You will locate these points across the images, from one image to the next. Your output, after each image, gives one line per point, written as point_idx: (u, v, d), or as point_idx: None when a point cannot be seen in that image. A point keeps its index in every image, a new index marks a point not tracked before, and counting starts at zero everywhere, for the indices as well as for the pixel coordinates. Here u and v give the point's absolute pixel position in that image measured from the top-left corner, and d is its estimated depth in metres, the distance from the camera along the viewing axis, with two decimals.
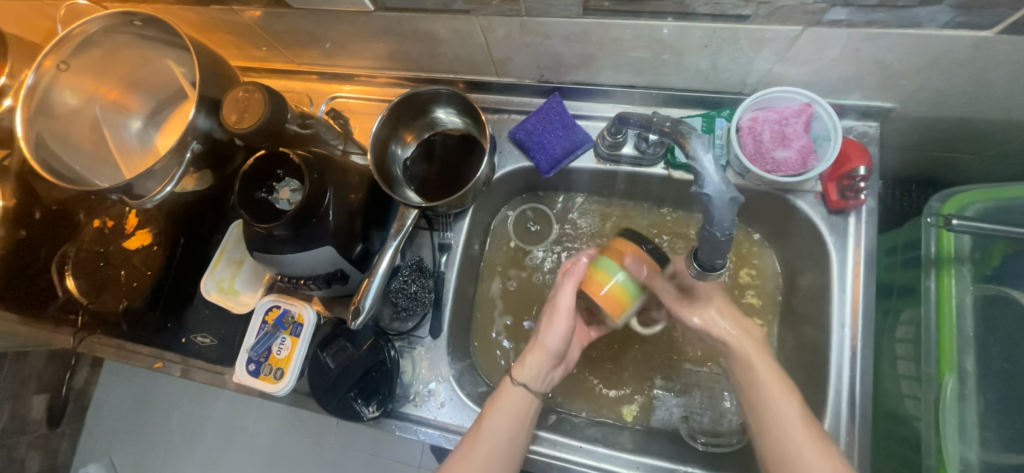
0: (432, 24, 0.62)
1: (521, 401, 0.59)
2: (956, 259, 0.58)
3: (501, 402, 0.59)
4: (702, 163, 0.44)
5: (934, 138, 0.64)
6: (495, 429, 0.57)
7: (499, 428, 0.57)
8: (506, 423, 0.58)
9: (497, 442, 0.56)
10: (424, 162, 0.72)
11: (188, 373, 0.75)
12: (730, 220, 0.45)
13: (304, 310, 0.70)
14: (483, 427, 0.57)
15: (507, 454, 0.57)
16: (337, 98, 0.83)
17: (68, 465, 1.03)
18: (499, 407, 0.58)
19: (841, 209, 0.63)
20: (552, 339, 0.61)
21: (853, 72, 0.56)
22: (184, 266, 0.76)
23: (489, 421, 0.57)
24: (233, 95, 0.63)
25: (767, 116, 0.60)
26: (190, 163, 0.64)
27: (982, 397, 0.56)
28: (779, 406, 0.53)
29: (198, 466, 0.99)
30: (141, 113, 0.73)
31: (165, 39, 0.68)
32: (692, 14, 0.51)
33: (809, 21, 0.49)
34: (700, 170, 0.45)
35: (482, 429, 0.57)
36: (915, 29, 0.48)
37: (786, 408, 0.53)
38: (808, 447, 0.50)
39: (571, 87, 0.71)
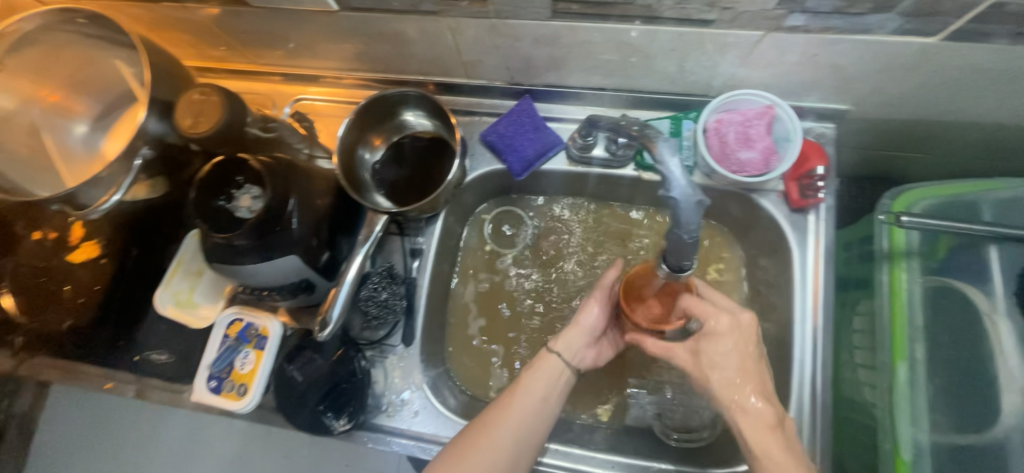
0: (399, 25, 0.61)
1: (559, 371, 0.61)
2: (907, 253, 0.61)
3: (539, 368, 0.61)
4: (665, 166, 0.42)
5: (885, 139, 0.68)
6: (529, 396, 0.59)
7: (535, 396, 0.59)
8: (541, 390, 0.60)
9: (533, 400, 0.59)
10: (393, 166, 0.70)
11: (143, 393, 0.70)
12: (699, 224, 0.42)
13: (269, 323, 0.67)
14: (518, 392, 0.59)
15: (539, 422, 0.58)
16: (301, 100, 0.80)
17: None
18: (536, 374, 0.60)
19: (802, 208, 0.65)
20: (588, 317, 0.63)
21: (811, 76, 0.58)
22: (135, 279, 0.72)
23: (528, 381, 0.60)
24: (187, 97, 0.59)
25: (731, 118, 0.62)
26: (141, 170, 0.60)
27: (931, 383, 0.59)
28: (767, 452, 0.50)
29: None
30: (87, 116, 0.68)
31: (109, 38, 0.63)
32: (659, 18, 0.52)
33: (769, 26, 0.51)
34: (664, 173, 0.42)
35: (518, 393, 0.59)
36: (867, 35, 0.50)
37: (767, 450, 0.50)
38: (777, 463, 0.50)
39: (541, 90, 0.71)
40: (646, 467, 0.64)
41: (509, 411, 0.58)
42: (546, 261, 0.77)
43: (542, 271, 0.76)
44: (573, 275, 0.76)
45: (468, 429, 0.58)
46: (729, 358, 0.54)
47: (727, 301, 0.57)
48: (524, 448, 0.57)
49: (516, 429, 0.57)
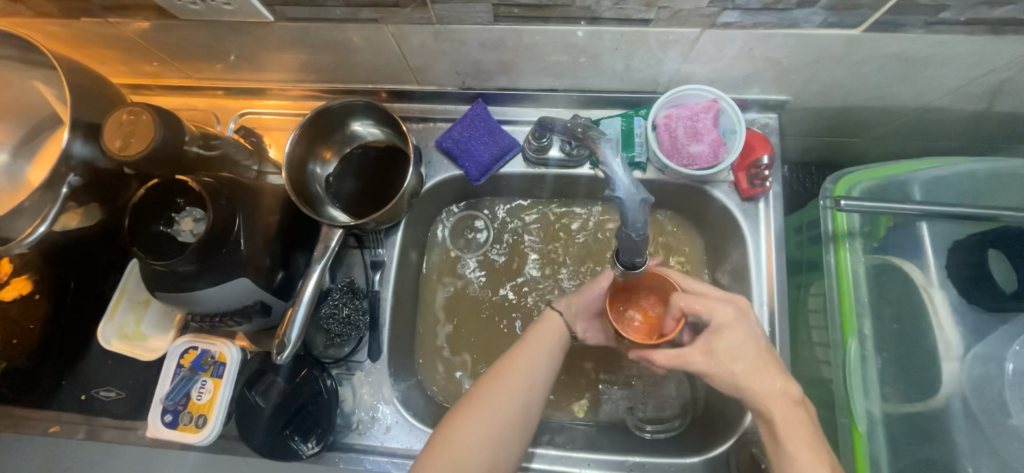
0: (341, 34, 0.59)
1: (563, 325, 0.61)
2: (848, 235, 0.64)
3: (544, 322, 0.61)
4: (612, 167, 0.42)
5: (824, 125, 0.71)
6: (536, 347, 0.59)
7: (541, 347, 0.59)
8: (547, 342, 0.59)
9: (539, 356, 0.58)
10: (347, 178, 0.68)
11: (94, 433, 0.67)
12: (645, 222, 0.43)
13: (225, 349, 0.64)
14: (525, 344, 0.59)
15: (547, 372, 0.58)
16: (246, 114, 0.77)
17: None
18: (540, 327, 0.60)
19: (752, 197, 0.67)
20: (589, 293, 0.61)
21: (749, 69, 0.60)
22: (76, 316, 0.67)
23: (532, 340, 0.59)
24: (114, 118, 0.56)
25: (679, 113, 0.64)
26: (69, 199, 0.56)
27: (879, 356, 0.62)
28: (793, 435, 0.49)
29: None
30: (8, 144, 0.63)
31: (24, 59, 0.60)
32: (600, 19, 0.53)
33: (705, 24, 0.52)
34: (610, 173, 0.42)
35: (524, 345, 0.59)
36: (796, 29, 0.52)
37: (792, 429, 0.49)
38: (795, 433, 0.49)
39: (494, 93, 0.70)
40: (622, 462, 0.64)
41: (517, 363, 0.57)
42: (510, 264, 0.76)
43: (508, 274, 0.76)
44: (538, 276, 0.76)
45: (478, 382, 0.57)
46: (744, 348, 0.52)
47: (717, 292, 0.56)
48: (534, 398, 0.56)
49: (526, 386, 0.56)
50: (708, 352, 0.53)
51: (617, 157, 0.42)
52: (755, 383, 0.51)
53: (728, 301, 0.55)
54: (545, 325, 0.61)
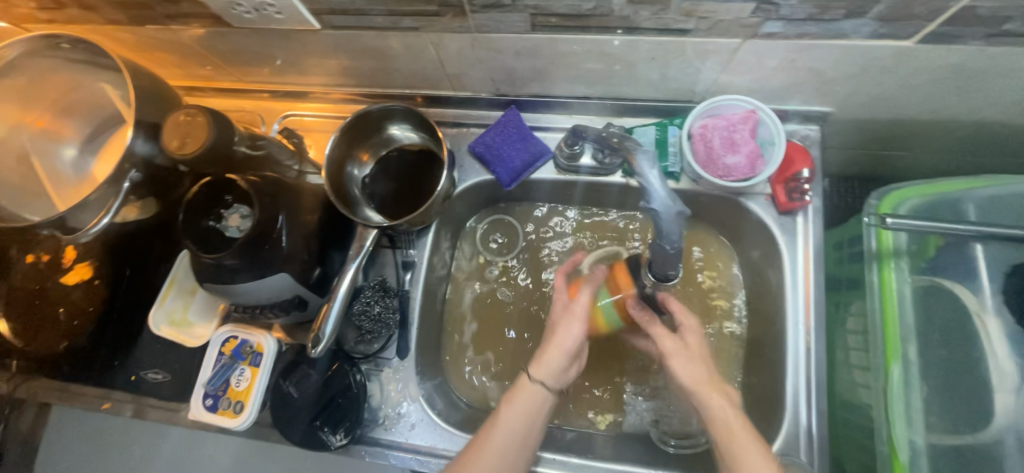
0: (382, 41, 0.61)
1: (539, 395, 0.56)
2: (894, 254, 0.61)
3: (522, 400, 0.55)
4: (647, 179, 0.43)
5: (869, 138, 0.68)
6: (508, 428, 0.54)
7: (512, 430, 0.54)
8: (520, 424, 0.54)
9: (513, 434, 0.54)
10: (382, 179, 0.70)
11: (141, 412, 0.71)
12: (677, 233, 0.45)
13: (263, 339, 0.67)
14: (495, 427, 0.54)
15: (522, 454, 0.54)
16: (290, 116, 0.80)
17: None
18: (512, 404, 0.55)
19: (790, 210, 0.65)
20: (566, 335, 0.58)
21: (791, 80, 0.58)
22: (129, 299, 0.72)
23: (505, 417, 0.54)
24: (174, 119, 0.60)
25: (716, 123, 0.62)
26: (129, 193, 0.60)
27: (925, 383, 0.59)
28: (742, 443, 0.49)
29: None
30: (77, 139, 0.69)
31: (92, 62, 0.64)
32: (638, 28, 0.52)
33: (746, 34, 0.51)
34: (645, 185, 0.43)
35: (495, 426, 0.54)
36: (843, 40, 0.50)
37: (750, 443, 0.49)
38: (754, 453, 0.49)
39: (527, 100, 0.71)
40: None
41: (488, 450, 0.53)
42: (538, 269, 0.77)
43: (534, 279, 0.77)
44: None
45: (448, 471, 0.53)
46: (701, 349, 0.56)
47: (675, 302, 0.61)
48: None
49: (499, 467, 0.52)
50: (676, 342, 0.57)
51: (653, 169, 0.43)
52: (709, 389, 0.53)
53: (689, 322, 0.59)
54: (517, 397, 0.56)
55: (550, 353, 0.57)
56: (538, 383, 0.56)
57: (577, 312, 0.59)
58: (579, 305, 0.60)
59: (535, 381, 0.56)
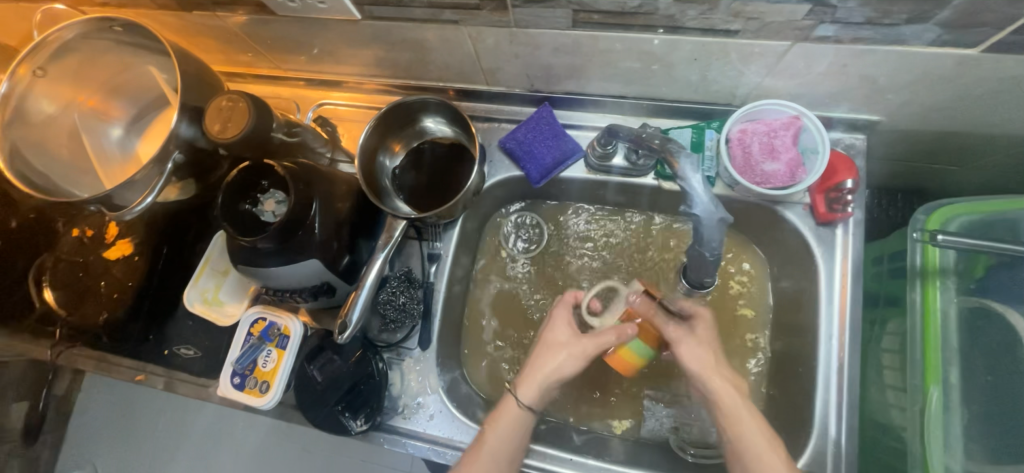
0: (420, 33, 0.62)
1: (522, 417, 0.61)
2: (941, 272, 0.58)
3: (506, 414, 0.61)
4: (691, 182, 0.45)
5: (918, 150, 0.65)
6: (495, 445, 0.59)
7: (497, 447, 0.59)
8: (508, 438, 0.60)
9: (502, 446, 0.59)
10: (413, 171, 0.71)
11: (171, 386, 0.73)
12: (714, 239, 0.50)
13: (290, 323, 0.68)
14: (484, 443, 0.59)
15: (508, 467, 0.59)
16: (324, 105, 0.81)
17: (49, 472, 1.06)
18: (497, 424, 0.60)
19: (828, 222, 0.63)
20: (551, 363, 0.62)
21: (839, 86, 0.56)
22: (166, 278, 0.74)
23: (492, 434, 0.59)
24: (216, 104, 0.61)
25: (756, 128, 0.61)
26: (172, 173, 0.62)
27: (966, 410, 0.57)
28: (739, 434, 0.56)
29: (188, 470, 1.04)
30: (123, 120, 0.71)
31: (143, 45, 0.66)
32: (682, 28, 0.51)
33: (797, 37, 0.49)
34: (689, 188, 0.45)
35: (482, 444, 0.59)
36: (901, 46, 0.48)
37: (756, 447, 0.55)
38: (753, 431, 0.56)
39: (560, 97, 0.70)
40: None
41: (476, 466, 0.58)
42: (563, 268, 0.77)
43: (558, 278, 0.76)
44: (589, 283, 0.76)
45: None
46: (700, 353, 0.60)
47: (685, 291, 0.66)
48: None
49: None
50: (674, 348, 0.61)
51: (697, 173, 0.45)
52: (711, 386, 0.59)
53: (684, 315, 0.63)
54: (502, 413, 0.61)
55: (546, 378, 0.62)
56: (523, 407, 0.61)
57: (585, 353, 0.62)
58: (592, 347, 0.62)
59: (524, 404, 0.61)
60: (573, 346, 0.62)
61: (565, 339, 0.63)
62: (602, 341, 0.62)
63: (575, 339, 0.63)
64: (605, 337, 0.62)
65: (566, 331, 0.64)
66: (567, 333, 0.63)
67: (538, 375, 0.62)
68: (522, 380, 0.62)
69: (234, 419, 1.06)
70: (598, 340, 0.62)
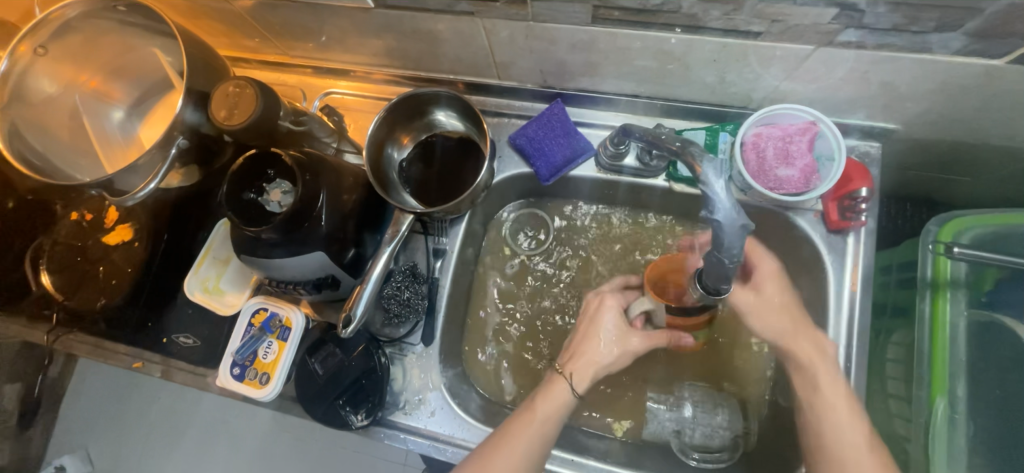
0: (433, 24, 0.60)
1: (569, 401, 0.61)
2: (952, 283, 0.58)
3: (552, 394, 0.61)
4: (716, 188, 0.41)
5: (933, 160, 0.65)
6: (546, 423, 0.59)
7: (547, 426, 0.59)
8: (554, 419, 0.59)
9: (548, 428, 0.59)
10: (421, 164, 0.70)
11: (169, 374, 0.73)
12: (740, 247, 0.42)
13: (292, 314, 0.68)
14: (533, 419, 0.59)
15: (549, 446, 0.59)
16: (331, 94, 0.80)
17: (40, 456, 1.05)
18: (549, 400, 0.61)
19: (840, 230, 0.63)
20: (597, 349, 0.63)
21: (858, 93, 0.55)
22: (166, 265, 0.73)
23: (540, 411, 0.59)
24: (222, 90, 0.60)
25: (770, 132, 0.60)
26: (176, 160, 0.61)
27: (972, 423, 0.57)
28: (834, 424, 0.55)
29: (182, 456, 1.04)
30: (124, 102, 0.69)
31: (148, 26, 0.65)
32: (704, 28, 0.50)
33: (821, 41, 0.48)
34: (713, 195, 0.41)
35: (532, 419, 0.59)
36: (926, 54, 0.47)
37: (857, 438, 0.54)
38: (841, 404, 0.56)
39: (573, 94, 0.69)
40: None
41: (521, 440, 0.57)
42: (569, 267, 0.76)
43: (563, 278, 0.76)
44: (594, 284, 0.75)
45: (476, 455, 0.58)
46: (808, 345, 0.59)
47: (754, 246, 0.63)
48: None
49: (529, 451, 0.57)
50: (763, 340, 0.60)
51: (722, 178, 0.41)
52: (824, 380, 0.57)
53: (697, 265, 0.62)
54: (552, 392, 0.61)
55: (596, 367, 0.63)
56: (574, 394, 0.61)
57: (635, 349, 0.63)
58: (643, 345, 0.63)
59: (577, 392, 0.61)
60: (624, 342, 0.63)
61: (612, 332, 0.63)
62: (655, 341, 0.64)
63: (625, 335, 0.63)
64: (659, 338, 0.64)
65: (615, 324, 0.64)
66: (615, 329, 0.63)
67: (589, 364, 0.63)
68: (576, 365, 0.63)
69: (228, 405, 1.06)
70: (650, 339, 0.63)
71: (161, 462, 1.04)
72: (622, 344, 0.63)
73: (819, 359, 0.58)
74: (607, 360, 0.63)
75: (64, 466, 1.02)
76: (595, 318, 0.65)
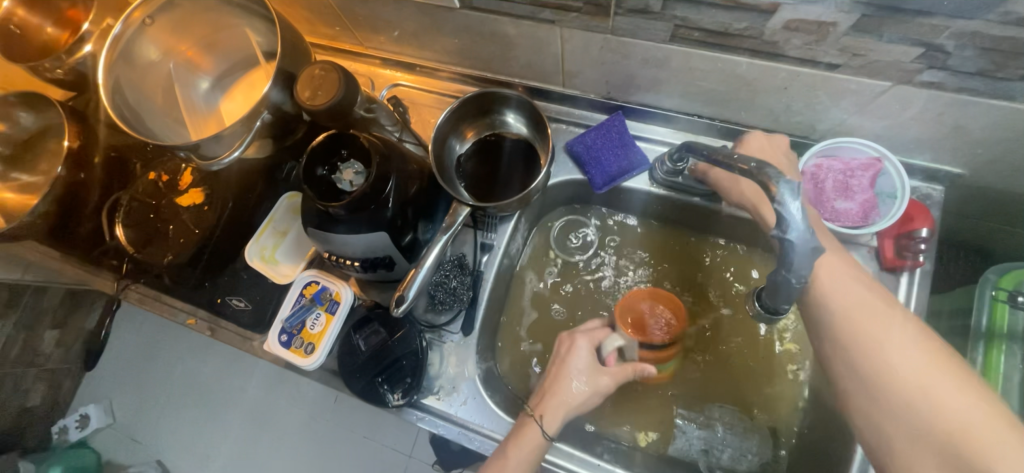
0: (512, 29, 0.63)
1: (541, 443, 0.59)
2: (1009, 337, 0.57)
3: (524, 438, 0.59)
4: (789, 210, 0.44)
5: (996, 210, 0.64)
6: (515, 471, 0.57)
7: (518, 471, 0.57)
8: (529, 462, 0.58)
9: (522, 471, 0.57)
10: (480, 160, 0.72)
11: (215, 332, 0.79)
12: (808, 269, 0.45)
13: (342, 289, 0.71)
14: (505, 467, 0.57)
15: None
16: (398, 86, 0.83)
17: (67, 401, 1.11)
18: (521, 444, 0.59)
19: (894, 268, 0.62)
20: (566, 389, 0.62)
21: (929, 134, 0.55)
22: (229, 231, 0.76)
23: (513, 458, 0.58)
24: (309, 72, 0.64)
25: (831, 165, 0.60)
26: (258, 131, 0.65)
27: None
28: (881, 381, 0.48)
29: (196, 417, 1.09)
30: (211, 75, 0.75)
31: (247, 8, 0.69)
32: (781, 56, 0.51)
33: (900, 78, 0.49)
34: (786, 216, 0.44)
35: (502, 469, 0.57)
36: (1008, 101, 0.47)
37: (940, 389, 0.45)
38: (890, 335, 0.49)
39: (634, 107, 0.71)
40: None
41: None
42: (611, 276, 0.77)
43: (602, 285, 0.77)
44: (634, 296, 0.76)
45: None
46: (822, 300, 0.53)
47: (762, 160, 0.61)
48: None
49: None
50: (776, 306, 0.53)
51: (797, 201, 0.43)
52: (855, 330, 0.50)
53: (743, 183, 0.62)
54: (523, 434, 0.59)
55: (567, 407, 0.61)
56: (546, 435, 0.59)
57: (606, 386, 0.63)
58: (610, 382, 0.63)
59: (547, 435, 0.59)
60: (595, 381, 0.63)
61: (582, 372, 0.63)
62: (620, 374, 0.64)
63: (595, 374, 0.63)
64: (625, 370, 0.64)
65: (587, 364, 0.63)
66: (585, 366, 0.63)
67: (559, 404, 0.61)
68: (545, 408, 0.61)
69: (247, 375, 1.10)
70: (617, 374, 0.63)
71: (181, 420, 1.09)
72: (596, 380, 0.63)
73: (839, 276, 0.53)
74: (578, 400, 0.62)
75: (89, 415, 1.08)
76: (565, 357, 0.64)
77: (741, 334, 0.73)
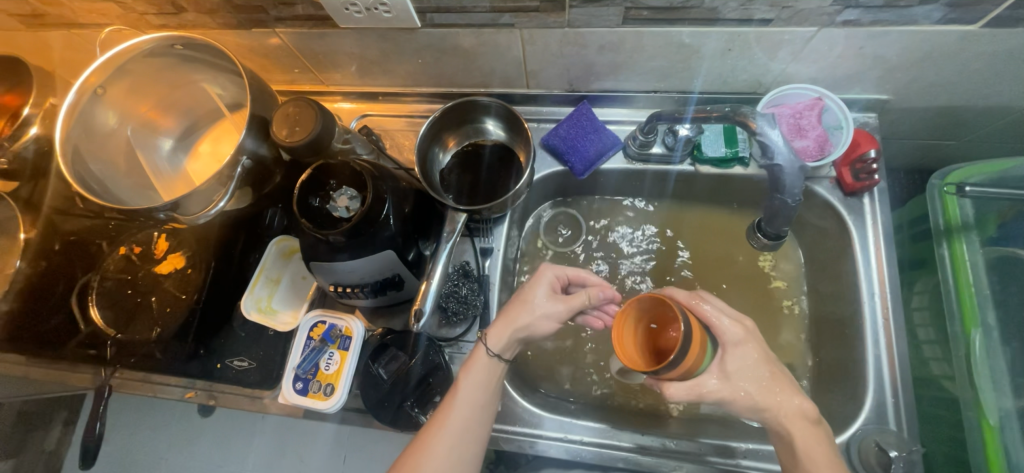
0: (474, 40, 0.66)
1: (494, 366, 0.59)
2: (963, 227, 0.65)
3: (472, 364, 0.59)
4: (770, 139, 0.59)
5: (923, 126, 0.73)
6: (469, 394, 0.58)
7: (471, 401, 0.57)
8: (478, 392, 0.58)
9: (472, 406, 0.57)
10: (463, 167, 0.74)
11: (216, 398, 0.74)
12: (798, 187, 0.61)
13: (352, 323, 0.69)
14: (458, 395, 0.58)
15: (484, 425, 0.58)
16: (368, 115, 0.85)
17: None
18: (470, 374, 0.59)
19: (854, 191, 0.69)
20: (521, 319, 0.59)
21: (856, 69, 0.63)
22: (217, 290, 0.73)
23: (463, 387, 0.58)
24: (283, 110, 0.64)
25: (781, 111, 0.67)
26: (240, 179, 0.64)
27: (1008, 348, 0.61)
28: (814, 456, 0.50)
29: None
30: (175, 135, 0.74)
31: (206, 62, 0.69)
32: (719, 20, 0.57)
33: (823, 22, 0.56)
34: (770, 145, 0.59)
35: (457, 399, 0.57)
36: (913, 26, 0.55)
37: None
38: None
39: (597, 95, 0.76)
40: (733, 447, 0.66)
41: (447, 429, 0.56)
42: (610, 255, 0.80)
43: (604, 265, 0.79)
44: (633, 270, 0.79)
45: (412, 445, 0.56)
46: (756, 368, 0.53)
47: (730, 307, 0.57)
48: (470, 457, 0.56)
49: (461, 430, 0.56)
50: (722, 377, 0.53)
51: (775, 131, 0.58)
52: (774, 404, 0.52)
53: (739, 320, 0.56)
54: (472, 363, 0.59)
55: (517, 333, 0.59)
56: (494, 356, 0.59)
57: (559, 316, 0.59)
58: (563, 311, 0.59)
59: (494, 355, 0.59)
60: (547, 310, 0.59)
61: (542, 303, 0.59)
62: (573, 304, 0.59)
63: (550, 304, 0.59)
64: (577, 298, 0.60)
65: (544, 293, 0.60)
66: (545, 296, 0.60)
67: (509, 330, 0.59)
68: (494, 333, 0.59)
69: (243, 457, 0.89)
70: (571, 301, 0.59)
71: None
72: (553, 311, 0.59)
73: (797, 422, 0.52)
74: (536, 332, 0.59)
75: None
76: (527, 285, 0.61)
77: (735, 281, 0.77)
